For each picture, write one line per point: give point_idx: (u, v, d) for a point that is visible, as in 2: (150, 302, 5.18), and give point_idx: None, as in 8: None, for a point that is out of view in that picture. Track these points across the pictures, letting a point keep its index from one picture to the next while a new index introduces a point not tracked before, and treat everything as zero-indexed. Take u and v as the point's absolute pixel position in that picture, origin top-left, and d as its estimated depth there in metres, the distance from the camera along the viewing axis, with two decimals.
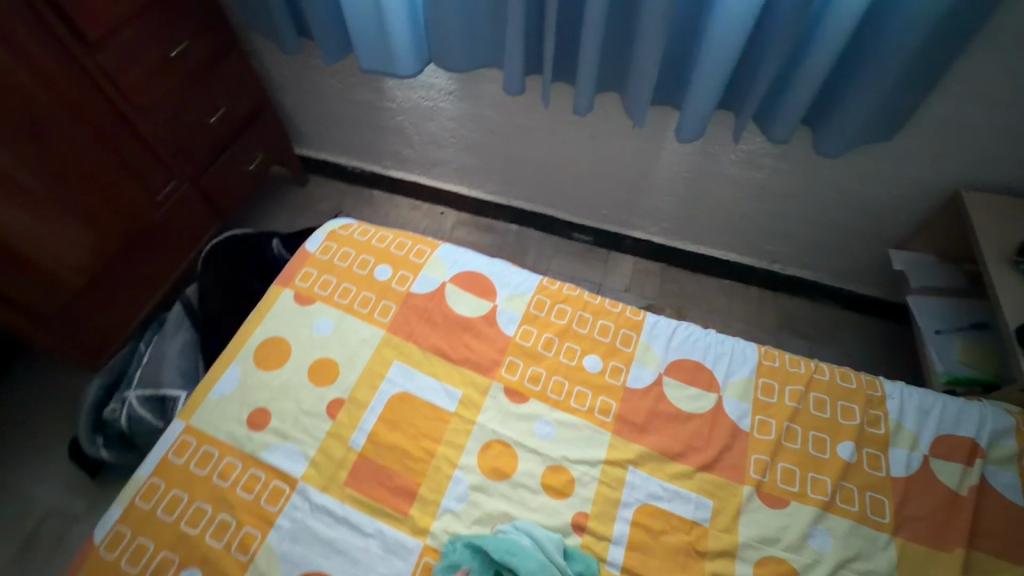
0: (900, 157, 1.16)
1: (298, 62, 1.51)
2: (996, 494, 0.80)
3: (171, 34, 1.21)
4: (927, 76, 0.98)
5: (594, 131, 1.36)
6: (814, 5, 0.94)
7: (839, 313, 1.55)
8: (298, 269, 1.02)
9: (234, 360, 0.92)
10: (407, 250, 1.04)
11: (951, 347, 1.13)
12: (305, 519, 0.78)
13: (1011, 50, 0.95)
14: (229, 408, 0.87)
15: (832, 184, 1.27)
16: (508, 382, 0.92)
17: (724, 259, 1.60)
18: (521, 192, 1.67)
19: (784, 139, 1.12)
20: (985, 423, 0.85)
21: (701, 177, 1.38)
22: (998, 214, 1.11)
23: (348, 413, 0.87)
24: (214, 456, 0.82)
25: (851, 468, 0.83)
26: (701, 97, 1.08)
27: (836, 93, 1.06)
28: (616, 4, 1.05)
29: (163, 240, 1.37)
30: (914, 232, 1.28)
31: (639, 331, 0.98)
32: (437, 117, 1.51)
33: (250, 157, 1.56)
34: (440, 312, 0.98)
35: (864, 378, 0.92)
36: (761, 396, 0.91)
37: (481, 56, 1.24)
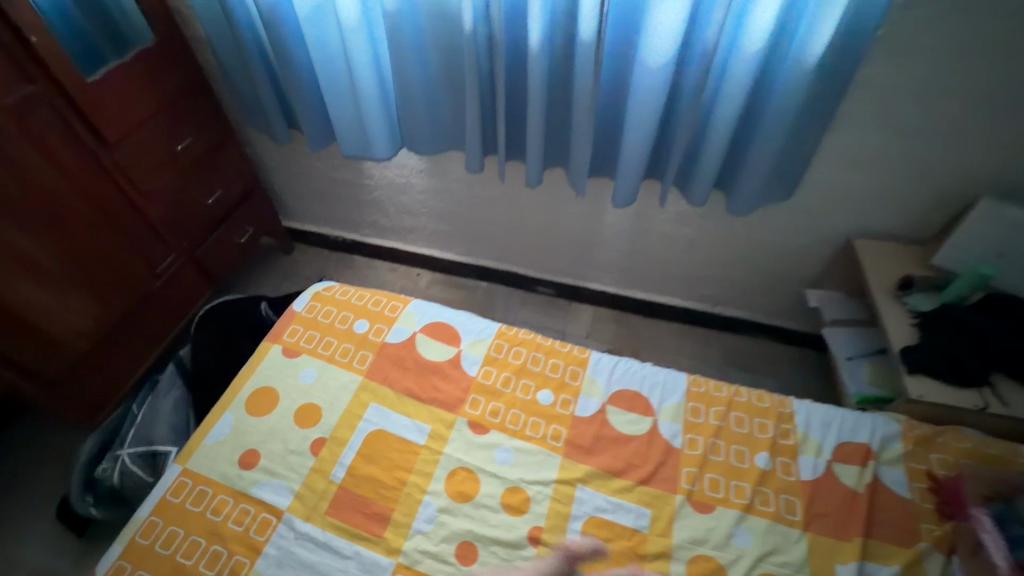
0: (801, 213, 1.38)
1: (287, 148, 1.72)
2: (889, 491, 0.93)
3: (177, 132, 1.41)
4: (804, 150, 1.20)
5: (546, 199, 1.58)
6: (706, 99, 1.17)
7: (775, 347, 1.74)
8: (286, 326, 1.16)
9: (228, 409, 1.04)
10: (382, 306, 1.20)
11: (861, 370, 1.30)
12: (290, 546, 0.88)
13: (869, 128, 1.17)
14: (222, 451, 0.98)
15: (749, 236, 1.49)
16: (471, 416, 1.05)
17: (670, 303, 1.80)
18: (488, 253, 1.87)
19: (702, 202, 1.33)
20: (876, 429, 1.00)
21: (641, 234, 1.59)
22: (885, 255, 1.30)
23: (329, 450, 0.99)
24: (207, 494, 0.92)
25: (768, 474, 0.97)
26: (629, 171, 1.29)
27: (734, 163, 1.28)
28: (553, 101, 1.28)
29: (158, 308, 1.50)
30: (822, 274, 1.50)
31: (584, 367, 1.13)
32: (410, 191, 1.73)
33: (242, 231, 1.74)
34: (411, 358, 1.12)
35: (777, 397, 1.07)
36: (690, 417, 1.05)
37: (446, 141, 1.47)
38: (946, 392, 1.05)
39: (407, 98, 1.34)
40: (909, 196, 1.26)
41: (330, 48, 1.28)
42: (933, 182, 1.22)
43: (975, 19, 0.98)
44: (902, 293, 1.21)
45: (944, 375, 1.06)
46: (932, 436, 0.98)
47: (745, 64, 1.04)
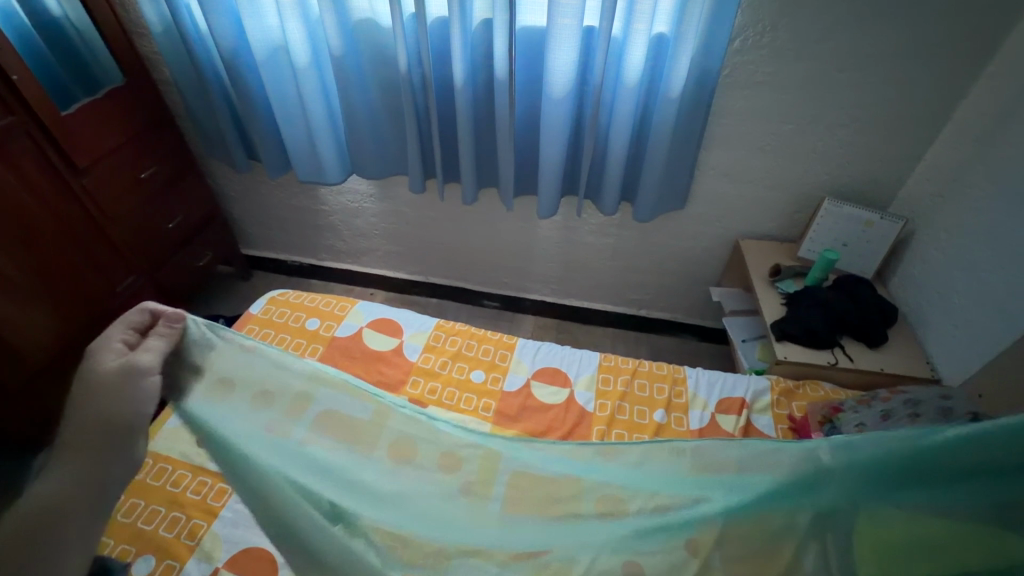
0: (696, 221, 1.64)
1: (245, 178, 1.88)
2: (760, 433, 1.12)
3: (141, 162, 1.56)
4: (686, 166, 1.47)
5: (483, 217, 1.79)
6: (603, 124, 1.43)
7: (696, 344, 1.96)
8: (243, 326, 1.29)
9: None
10: (333, 306, 1.35)
11: (754, 350, 1.51)
12: (244, 508, 0.98)
13: (733, 147, 1.46)
14: (182, 433, 1.08)
15: (658, 243, 1.73)
16: (412, 394, 1.19)
17: (603, 310, 2.00)
18: (437, 271, 2.05)
19: (611, 211, 1.56)
20: (750, 385, 1.21)
21: (569, 246, 1.81)
22: (764, 251, 1.57)
23: None
24: (168, 470, 1.03)
25: (663, 427, 1.15)
26: (548, 186, 1.51)
27: (633, 178, 1.54)
28: (480, 129, 1.51)
29: (117, 325, 1.59)
30: (723, 274, 1.74)
31: (512, 350, 1.30)
32: (362, 215, 1.90)
33: (201, 255, 1.86)
34: (358, 348, 1.26)
35: (671, 366, 1.28)
36: (601, 386, 1.23)
37: (390, 167, 1.67)
38: (804, 353, 1.28)
39: (355, 128, 1.54)
40: (777, 201, 1.54)
41: (284, 85, 1.48)
42: (792, 189, 1.51)
43: (792, 61, 1.29)
44: (774, 279, 1.47)
45: (804, 341, 1.29)
46: (793, 388, 1.19)
47: (627, 95, 1.31)
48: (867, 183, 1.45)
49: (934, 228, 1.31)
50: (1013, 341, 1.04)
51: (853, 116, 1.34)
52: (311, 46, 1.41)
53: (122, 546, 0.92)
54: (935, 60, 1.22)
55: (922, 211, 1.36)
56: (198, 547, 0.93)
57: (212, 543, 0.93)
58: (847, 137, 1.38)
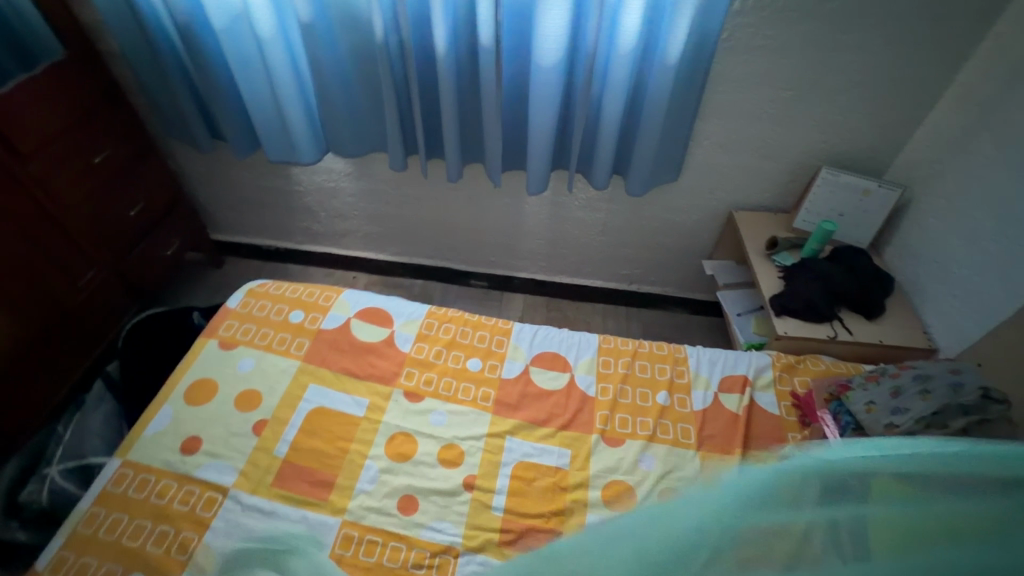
0: (689, 194, 1.60)
1: (210, 158, 1.75)
2: (764, 411, 1.11)
3: (94, 144, 1.42)
4: (681, 136, 1.41)
5: (469, 194, 1.71)
6: (596, 94, 1.35)
7: (687, 318, 1.94)
8: (221, 322, 1.20)
9: (167, 401, 1.07)
10: (317, 296, 1.27)
11: (750, 323, 1.50)
12: (237, 518, 0.93)
13: (729, 115, 1.40)
14: (163, 440, 1.01)
15: (651, 217, 1.68)
16: (406, 387, 1.14)
17: (594, 286, 1.96)
18: (421, 251, 1.97)
19: (604, 186, 1.50)
20: (752, 362, 1.19)
21: (559, 222, 1.75)
22: (758, 223, 1.54)
23: (271, 429, 1.05)
24: (151, 481, 0.96)
25: (667, 409, 1.13)
26: (538, 160, 1.44)
27: (627, 151, 1.47)
28: (464, 101, 1.42)
29: (82, 323, 1.48)
30: (716, 246, 1.71)
31: (508, 336, 1.25)
32: (339, 195, 1.80)
33: (168, 244, 1.74)
34: (347, 341, 1.20)
35: (672, 346, 1.25)
36: (602, 369, 1.20)
37: (369, 144, 1.56)
38: (804, 327, 1.27)
39: (328, 102, 1.43)
40: (772, 171, 1.50)
41: (248, 55, 1.35)
42: (789, 158, 1.47)
43: (794, 23, 1.22)
44: (771, 252, 1.44)
45: (804, 315, 1.28)
46: (794, 363, 1.18)
47: (623, 62, 1.23)
48: (864, 150, 1.42)
49: (932, 196, 1.29)
50: (1015, 311, 1.04)
51: (854, 80, 1.29)
52: (276, 11, 1.28)
53: (107, 565, 0.86)
54: (942, 20, 1.17)
55: (920, 179, 1.33)
56: (190, 562, 0.88)
57: (205, 556, 0.88)
58: (847, 103, 1.34)
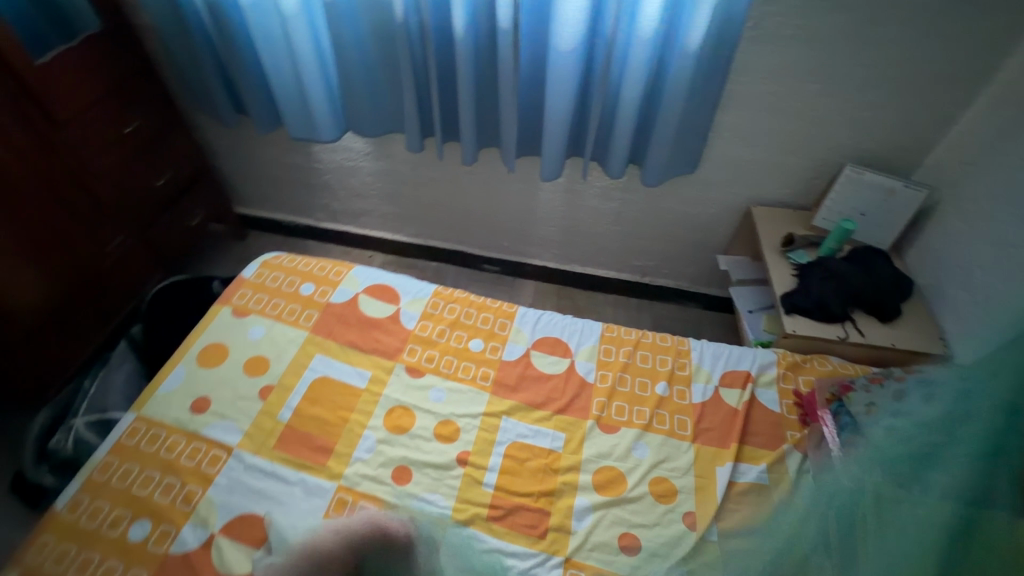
0: (706, 186, 1.57)
1: (235, 133, 1.80)
2: (764, 408, 1.10)
3: (125, 115, 1.48)
4: (700, 127, 1.38)
5: (484, 178, 1.72)
6: (614, 81, 1.34)
7: (699, 313, 1.92)
8: (235, 290, 1.25)
9: (180, 363, 1.12)
10: (328, 271, 1.30)
11: (760, 321, 1.47)
12: (239, 475, 0.98)
13: (751, 107, 1.37)
14: (175, 398, 1.06)
15: (666, 209, 1.66)
16: (408, 362, 1.17)
17: (606, 276, 1.95)
18: (436, 234, 1.99)
19: (618, 175, 1.49)
20: (756, 358, 1.17)
21: (572, 210, 1.74)
22: (776, 220, 1.50)
23: (276, 395, 1.09)
24: (162, 435, 1.01)
25: (665, 400, 1.12)
26: (552, 146, 1.43)
27: (644, 140, 1.46)
28: (482, 83, 1.42)
29: (109, 286, 1.56)
30: (732, 242, 1.68)
31: (512, 319, 1.26)
32: (358, 174, 1.83)
33: (193, 215, 1.80)
34: (354, 315, 1.23)
35: (676, 338, 1.24)
36: (603, 357, 1.20)
37: (387, 124, 1.58)
38: (814, 326, 1.24)
39: (349, 81, 1.45)
40: (794, 166, 1.46)
41: (273, 32, 1.38)
42: (812, 153, 1.42)
43: (822, 12, 1.18)
44: (786, 249, 1.41)
45: (815, 314, 1.25)
46: (800, 362, 1.16)
47: (642, 48, 1.21)
48: (892, 148, 1.37)
49: (959, 198, 1.24)
50: None
51: (884, 74, 1.24)
52: None
53: (117, 511, 0.92)
54: (982, 12, 1.11)
55: (948, 179, 1.28)
56: (193, 513, 0.93)
57: (207, 509, 0.93)
58: (875, 97, 1.29)
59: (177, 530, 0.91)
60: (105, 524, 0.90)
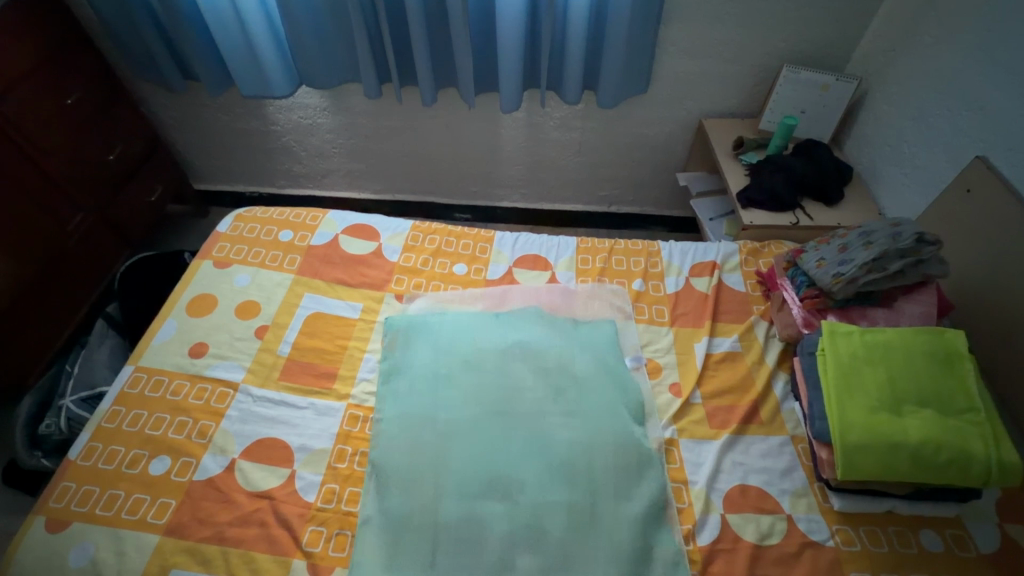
0: (659, 104, 1.66)
1: (184, 101, 1.77)
2: (730, 289, 1.21)
3: (63, 85, 1.43)
4: (647, 39, 1.47)
5: (445, 121, 1.74)
6: (559, 5, 1.40)
7: (666, 235, 2.02)
8: (214, 244, 1.26)
9: (170, 316, 1.13)
10: (304, 217, 1.32)
11: (720, 226, 1.60)
12: (250, 407, 1.01)
13: (692, 20, 1.46)
14: (172, 347, 1.07)
15: (623, 133, 1.74)
16: (398, 291, 1.21)
17: (574, 210, 2.02)
18: (403, 187, 1.99)
19: (576, 99, 1.56)
20: (719, 249, 1.28)
21: (535, 144, 1.80)
22: (727, 130, 1.60)
23: (273, 333, 1.12)
24: (165, 381, 1.03)
25: (642, 294, 1.21)
26: (510, 76, 1.49)
27: (596, 62, 1.52)
28: (432, 16, 1.44)
29: (79, 265, 1.53)
30: (690, 157, 1.78)
31: (491, 243, 1.32)
32: (317, 132, 1.82)
33: (151, 190, 1.76)
34: (337, 254, 1.25)
35: (646, 242, 1.32)
36: (581, 266, 1.27)
37: (342, 73, 1.59)
38: (769, 216, 1.35)
39: (296, 28, 1.45)
40: (737, 75, 1.56)
41: None
42: (751, 61, 1.54)
43: None
44: (738, 152, 1.52)
45: (767, 205, 1.37)
46: (759, 247, 1.27)
47: None
48: (819, 47, 1.48)
49: (889, 85, 1.37)
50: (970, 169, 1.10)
51: None
52: None
53: (134, 451, 0.94)
54: None
55: (877, 70, 1.41)
56: (210, 444, 0.96)
57: (223, 439, 0.96)
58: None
59: (197, 460, 0.93)
60: (124, 463, 0.92)
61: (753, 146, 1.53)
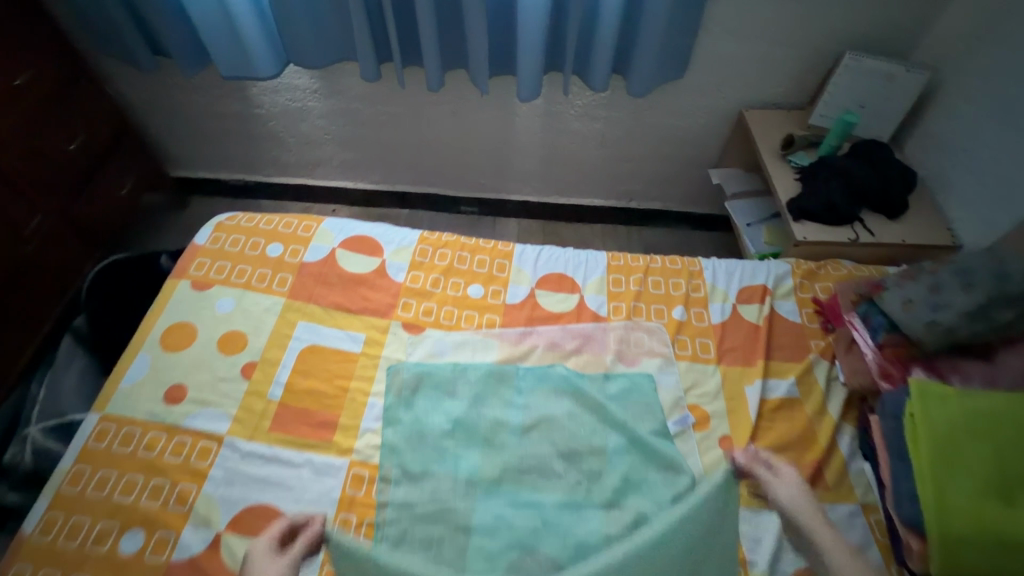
0: (695, 93, 1.46)
1: (154, 79, 1.55)
2: (783, 320, 1.06)
3: (10, 65, 1.22)
4: (690, 19, 1.27)
5: (452, 107, 1.55)
6: None
7: (691, 234, 1.86)
8: (191, 260, 1.09)
9: (141, 350, 0.97)
10: (294, 227, 1.15)
11: (759, 233, 1.44)
12: (237, 465, 0.87)
13: None
14: (144, 390, 0.92)
15: (652, 124, 1.56)
16: (405, 319, 1.06)
17: (592, 205, 1.84)
18: (403, 177, 1.80)
19: (604, 88, 1.36)
20: (771, 271, 1.12)
21: (553, 134, 1.60)
22: (772, 125, 1.42)
23: (262, 372, 0.96)
24: (136, 434, 0.88)
25: (684, 324, 1.07)
26: (530, 61, 1.29)
27: (630, 44, 1.32)
28: None
29: (41, 274, 1.35)
30: (725, 151, 1.60)
31: (510, 259, 1.16)
32: (308, 117, 1.62)
33: (121, 182, 1.57)
34: (334, 273, 1.09)
35: (687, 259, 1.17)
36: (613, 288, 1.12)
37: (336, 52, 1.38)
38: (823, 231, 1.20)
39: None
40: (787, 61, 1.37)
41: None
42: (805, 46, 1.34)
43: None
44: (786, 152, 1.34)
45: (821, 218, 1.20)
46: (816, 268, 1.12)
47: None
48: (885, 30, 1.29)
49: (966, 78, 1.19)
50: None
51: None
52: None
53: (101, 523, 0.80)
54: None
55: (951, 60, 1.22)
56: (192, 513, 0.82)
57: (206, 507, 0.82)
58: None
59: (177, 535, 0.80)
60: (90, 540, 0.79)
61: (801, 146, 1.35)
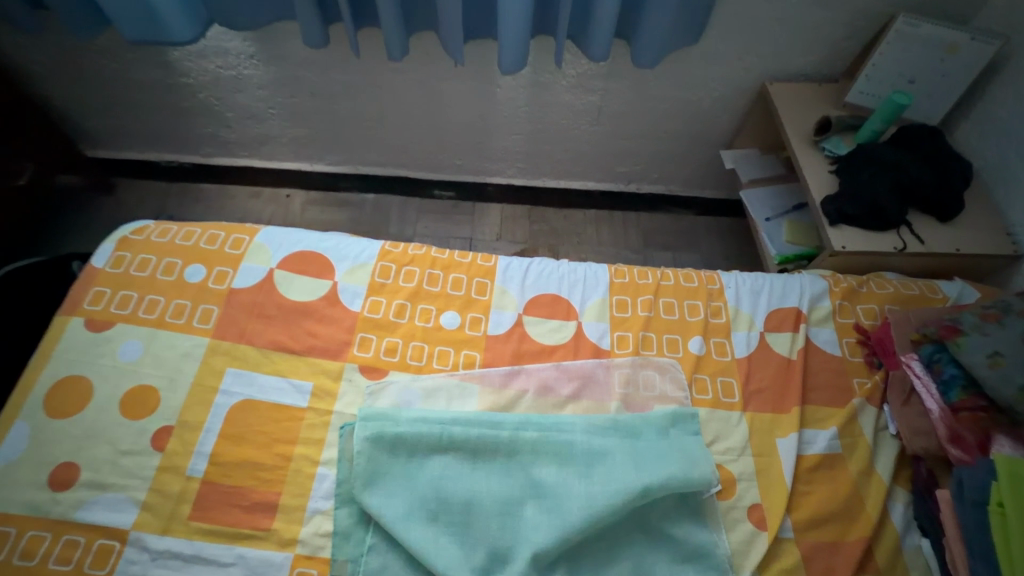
0: (711, 61, 1.22)
1: (44, 41, 1.24)
2: (820, 352, 0.89)
3: None
4: None
5: (419, 77, 1.28)
6: None
7: (695, 220, 1.65)
8: (85, 290, 0.86)
9: (19, 416, 0.76)
10: (221, 243, 0.92)
11: (780, 230, 1.24)
12: (146, 571, 0.68)
13: None
14: (22, 473, 0.72)
15: (658, 98, 1.31)
16: (362, 360, 0.85)
17: (585, 188, 1.61)
18: (366, 157, 1.54)
19: (605, 57, 1.12)
20: (805, 290, 0.93)
21: (540, 109, 1.35)
22: (801, 101, 1.19)
23: (179, 439, 0.76)
24: (11, 535, 0.68)
25: (702, 360, 0.88)
26: (515, 24, 1.03)
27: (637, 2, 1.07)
28: None
29: None
30: (740, 130, 1.38)
31: (492, 278, 0.95)
32: (245, 87, 1.33)
33: (18, 171, 1.29)
34: (271, 303, 0.87)
35: (704, 275, 0.97)
36: (617, 313, 0.93)
37: (270, 8, 1.10)
38: (865, 237, 1.01)
39: None
40: (824, 24, 1.13)
41: None
42: (847, 4, 1.10)
43: None
44: (819, 137, 1.13)
45: (863, 221, 1.01)
46: (858, 287, 0.94)
47: None
48: None
49: None
50: None
51: None
52: None
53: None
54: None
55: None
56: None
57: None
58: None
59: None
60: None
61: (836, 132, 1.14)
